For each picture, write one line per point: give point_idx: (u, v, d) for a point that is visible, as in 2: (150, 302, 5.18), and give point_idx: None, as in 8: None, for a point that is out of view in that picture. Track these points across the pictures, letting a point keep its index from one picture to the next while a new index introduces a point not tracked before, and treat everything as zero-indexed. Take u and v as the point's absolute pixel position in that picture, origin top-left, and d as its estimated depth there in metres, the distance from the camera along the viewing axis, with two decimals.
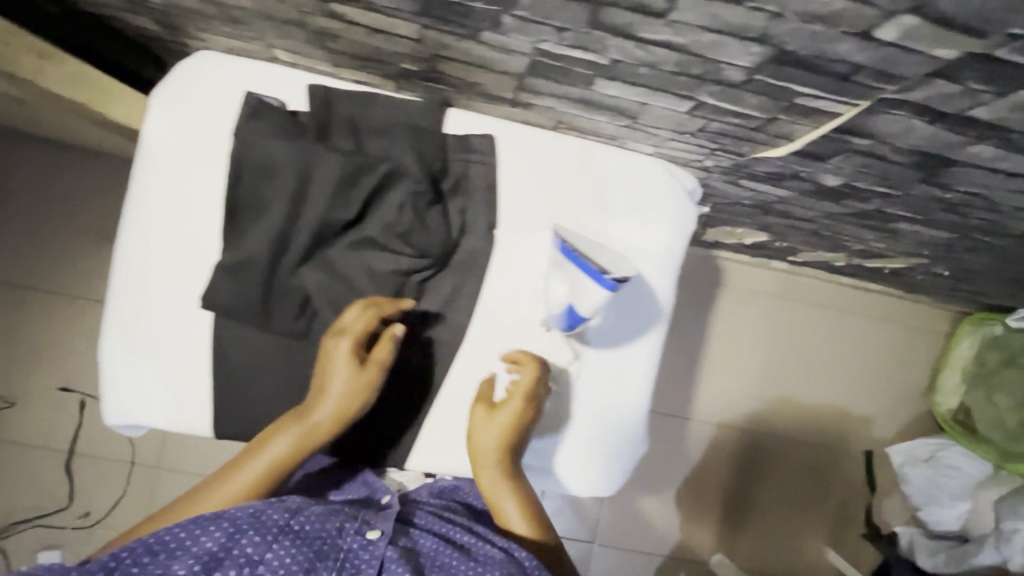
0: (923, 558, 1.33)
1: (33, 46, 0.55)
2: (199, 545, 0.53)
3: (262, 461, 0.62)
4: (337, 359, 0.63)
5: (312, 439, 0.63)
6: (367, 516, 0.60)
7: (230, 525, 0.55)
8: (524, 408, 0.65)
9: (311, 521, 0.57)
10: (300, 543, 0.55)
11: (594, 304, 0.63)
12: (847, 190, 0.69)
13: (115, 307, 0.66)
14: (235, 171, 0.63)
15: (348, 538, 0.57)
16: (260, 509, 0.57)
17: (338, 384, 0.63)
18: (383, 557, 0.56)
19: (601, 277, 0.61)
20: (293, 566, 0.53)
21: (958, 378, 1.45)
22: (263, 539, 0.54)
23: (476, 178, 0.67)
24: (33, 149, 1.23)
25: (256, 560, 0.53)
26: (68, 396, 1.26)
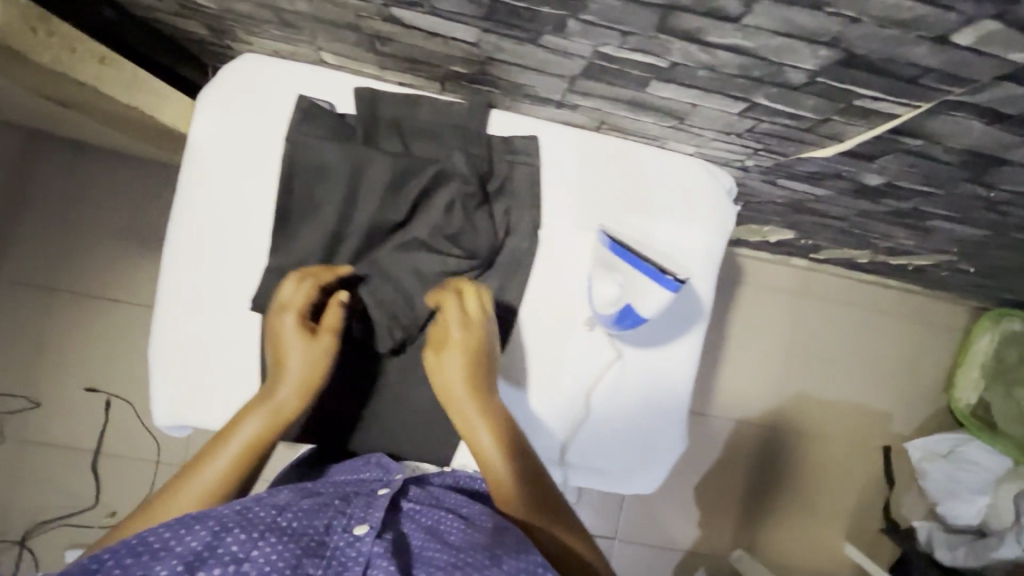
0: (943, 552, 1.35)
1: (97, 52, 0.55)
2: (182, 545, 0.43)
3: (233, 445, 0.56)
4: (291, 326, 0.61)
5: (282, 414, 0.59)
6: (357, 509, 0.51)
7: (215, 523, 0.45)
8: (473, 348, 0.62)
9: (298, 516, 0.48)
10: (287, 538, 0.45)
11: (651, 304, 0.65)
12: (888, 188, 0.69)
13: (162, 309, 0.66)
14: (287, 174, 0.64)
15: (336, 536, 0.47)
16: (246, 508, 0.48)
17: (298, 353, 0.61)
18: (372, 555, 0.45)
19: (664, 277, 0.64)
20: (281, 563, 0.43)
21: (977, 374, 1.45)
22: (249, 536, 0.44)
23: (520, 179, 0.68)
24: (57, 150, 1.23)
25: (242, 558, 0.42)
26: (93, 396, 1.26)
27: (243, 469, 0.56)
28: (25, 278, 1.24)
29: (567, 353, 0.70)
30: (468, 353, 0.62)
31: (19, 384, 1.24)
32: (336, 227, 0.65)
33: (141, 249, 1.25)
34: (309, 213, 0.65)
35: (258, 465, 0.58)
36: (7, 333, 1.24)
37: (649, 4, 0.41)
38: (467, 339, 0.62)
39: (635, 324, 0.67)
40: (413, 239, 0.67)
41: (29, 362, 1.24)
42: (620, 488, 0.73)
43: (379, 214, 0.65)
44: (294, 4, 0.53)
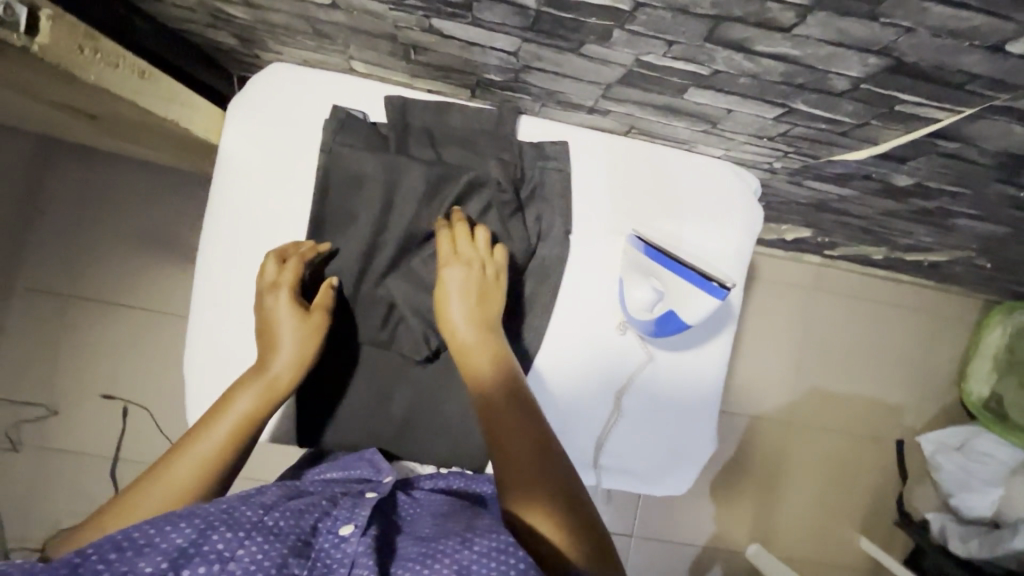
0: (957, 543, 1.35)
1: (137, 67, 0.55)
2: (167, 541, 0.41)
3: (227, 420, 0.57)
4: (282, 299, 0.62)
5: (275, 388, 0.60)
6: (343, 509, 0.49)
7: (202, 520, 0.42)
8: (472, 296, 0.63)
9: (285, 515, 0.45)
10: (275, 537, 0.43)
11: (696, 311, 0.66)
12: (916, 189, 0.70)
13: (197, 319, 0.67)
14: (322, 185, 0.65)
15: (322, 537, 0.45)
16: (232, 505, 0.45)
17: (289, 328, 0.62)
18: (357, 554, 0.43)
19: (714, 286, 0.64)
20: (266, 563, 0.41)
21: (990, 367, 1.46)
22: (236, 533, 0.42)
23: (551, 185, 0.68)
24: (71, 157, 1.23)
25: (228, 557, 0.40)
26: (111, 403, 1.26)
27: (237, 443, 0.57)
28: (41, 285, 1.23)
29: (600, 357, 0.70)
30: (466, 299, 0.63)
31: (37, 392, 1.24)
32: (370, 235, 0.66)
33: (157, 256, 1.25)
34: (345, 223, 0.66)
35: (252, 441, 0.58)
36: (24, 341, 1.23)
37: (699, 14, 0.41)
38: (466, 286, 0.63)
39: (676, 331, 0.67)
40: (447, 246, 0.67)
41: (47, 370, 1.24)
42: (653, 489, 0.73)
43: (413, 222, 0.66)
44: (332, 16, 0.53)
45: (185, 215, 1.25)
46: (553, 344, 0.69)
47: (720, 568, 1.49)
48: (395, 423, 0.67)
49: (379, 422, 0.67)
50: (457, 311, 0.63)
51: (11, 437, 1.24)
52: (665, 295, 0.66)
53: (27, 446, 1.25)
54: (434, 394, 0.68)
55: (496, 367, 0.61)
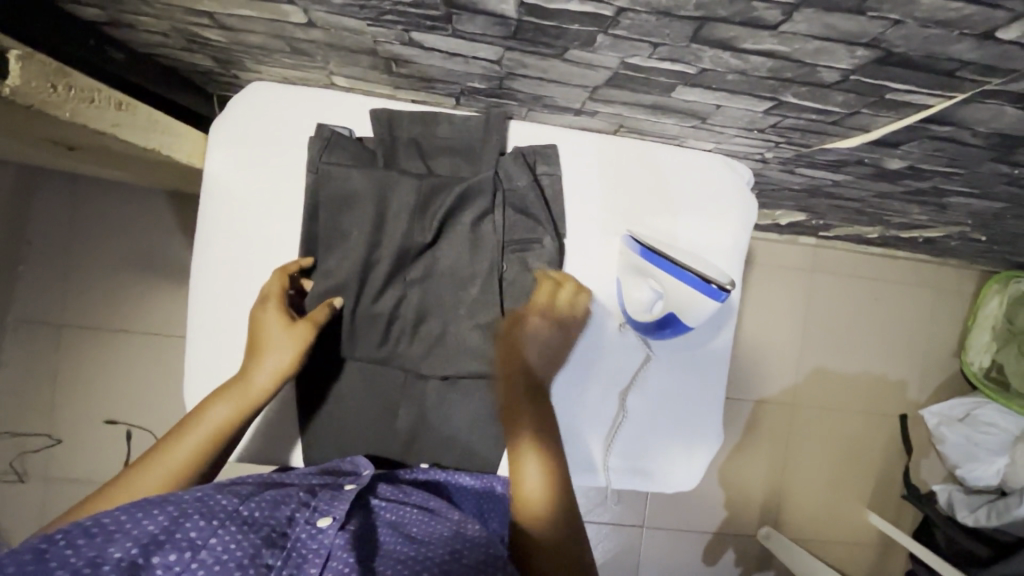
0: (964, 512, 1.37)
1: (114, 98, 0.54)
2: (140, 528, 0.45)
3: (204, 426, 0.58)
4: (273, 311, 0.62)
5: (253, 402, 0.60)
6: (321, 501, 0.54)
7: (176, 509, 0.48)
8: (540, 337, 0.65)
9: (261, 507, 0.51)
10: (248, 528, 0.48)
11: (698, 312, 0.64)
12: (909, 171, 0.69)
13: (193, 346, 0.66)
14: (311, 206, 0.64)
15: (299, 527, 0.50)
16: (207, 495, 0.50)
17: (277, 340, 0.61)
18: (332, 547, 0.49)
19: (716, 290, 0.62)
20: (237, 553, 0.45)
21: (988, 336, 1.47)
22: (208, 523, 0.47)
23: (544, 190, 0.67)
24: (54, 183, 1.21)
25: (200, 545, 0.45)
26: (114, 428, 1.26)
27: (207, 455, 0.57)
28: (34, 315, 1.22)
29: (600, 360, 0.70)
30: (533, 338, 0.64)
31: (40, 422, 1.24)
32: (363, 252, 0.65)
33: (150, 279, 1.24)
34: (336, 241, 0.65)
35: (225, 452, 0.59)
36: (20, 372, 1.22)
37: (683, 16, 0.40)
38: (540, 333, 0.65)
39: (676, 330, 0.67)
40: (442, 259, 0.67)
41: (47, 398, 1.23)
42: (662, 487, 0.73)
43: (405, 237, 0.65)
44: (309, 34, 0.52)
45: (175, 236, 1.23)
46: None
47: (734, 552, 1.50)
48: (401, 439, 0.68)
49: (383, 438, 0.67)
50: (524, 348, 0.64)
51: (17, 468, 1.23)
52: (664, 295, 0.65)
53: (33, 476, 1.24)
54: (437, 408, 0.68)
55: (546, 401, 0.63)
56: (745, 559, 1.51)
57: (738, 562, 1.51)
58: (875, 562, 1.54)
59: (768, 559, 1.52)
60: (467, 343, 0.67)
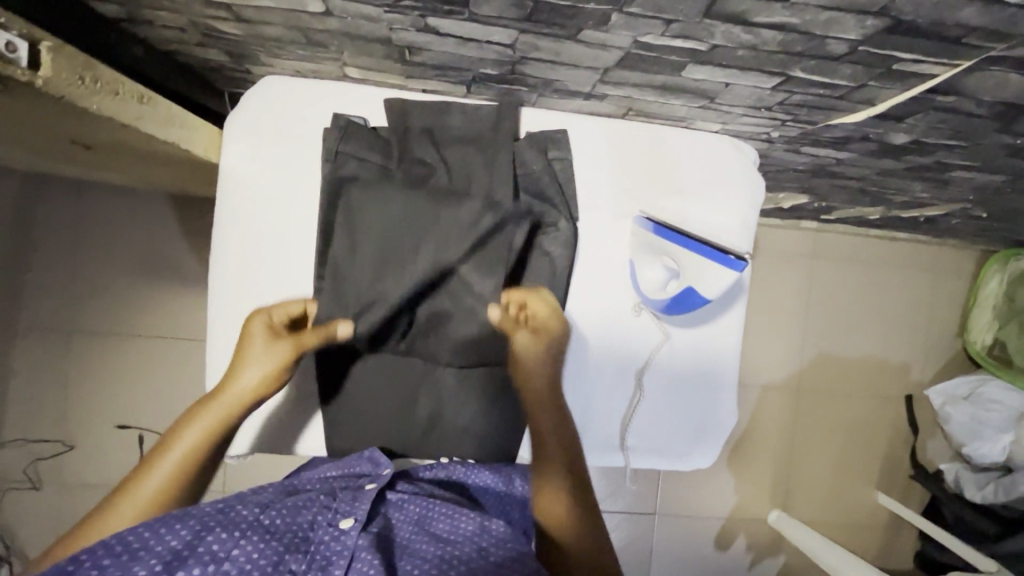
0: (972, 491, 1.39)
1: (136, 91, 0.55)
2: (163, 544, 0.47)
3: (176, 453, 0.59)
4: (260, 324, 0.63)
5: (229, 413, 0.61)
6: (343, 502, 0.56)
7: (197, 522, 0.49)
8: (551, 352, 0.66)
9: (281, 514, 0.52)
10: (270, 537, 0.50)
11: (719, 285, 0.65)
12: (913, 145, 0.70)
13: (214, 337, 0.67)
14: (328, 194, 0.65)
15: (321, 530, 0.52)
16: (228, 507, 0.52)
17: (255, 356, 0.62)
18: (356, 548, 0.50)
19: (733, 260, 0.63)
20: (259, 562, 0.48)
21: (989, 316, 1.49)
22: (230, 535, 0.49)
23: (556, 175, 0.68)
24: (59, 190, 1.21)
25: (223, 557, 0.47)
26: (126, 432, 1.26)
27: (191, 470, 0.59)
28: (42, 323, 1.22)
29: (616, 340, 0.71)
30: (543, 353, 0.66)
31: (51, 428, 1.24)
32: None
33: (158, 283, 1.24)
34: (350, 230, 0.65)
35: (209, 464, 0.61)
36: (31, 379, 1.23)
37: None
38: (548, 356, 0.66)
39: (694, 305, 0.68)
40: (459, 249, 0.64)
41: (58, 405, 1.24)
42: (681, 465, 0.74)
43: None
44: (325, 23, 0.53)
45: (182, 239, 1.24)
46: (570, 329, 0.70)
47: (745, 538, 1.51)
48: (423, 425, 0.68)
49: (404, 424, 0.68)
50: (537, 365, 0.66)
51: (30, 475, 1.24)
52: (678, 273, 0.67)
53: (46, 482, 1.24)
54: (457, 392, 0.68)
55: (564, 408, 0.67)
56: (757, 543, 1.52)
57: (750, 547, 1.52)
58: (885, 543, 1.55)
59: (779, 543, 1.53)
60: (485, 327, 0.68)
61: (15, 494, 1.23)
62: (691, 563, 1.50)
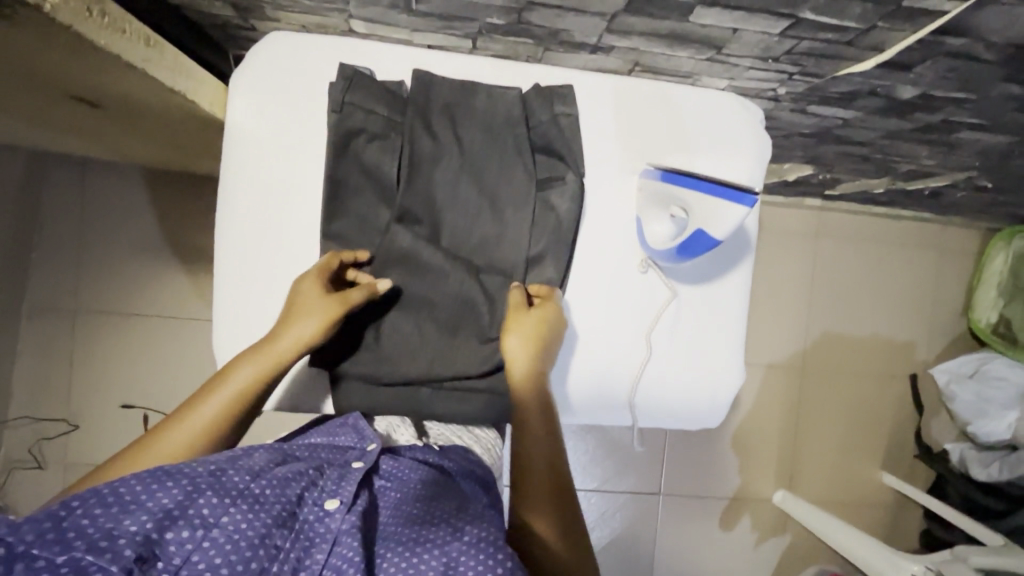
0: (978, 469, 1.39)
1: (143, 34, 0.55)
2: (154, 501, 0.45)
3: (225, 392, 0.59)
4: (316, 277, 0.62)
5: (266, 362, 0.60)
6: (329, 481, 0.54)
7: (189, 483, 0.47)
8: (542, 365, 0.65)
9: (271, 485, 0.51)
10: (259, 508, 0.48)
11: (728, 224, 0.61)
12: (921, 101, 0.70)
13: (221, 289, 0.66)
14: (335, 143, 0.64)
15: (307, 508, 0.51)
16: (221, 469, 0.50)
17: (306, 306, 0.61)
18: (338, 532, 0.49)
19: (746, 195, 0.59)
20: (248, 533, 0.46)
21: (995, 293, 1.48)
22: (221, 501, 0.47)
23: (561, 129, 0.68)
24: (64, 168, 1.22)
25: (212, 523, 0.45)
26: (131, 412, 1.26)
27: (230, 415, 0.58)
28: (49, 302, 1.23)
29: (624, 297, 0.71)
30: (533, 365, 0.64)
31: (57, 408, 1.24)
32: (387, 193, 0.66)
33: (163, 261, 1.24)
34: (356, 182, 0.65)
35: (252, 410, 0.61)
36: (36, 359, 1.23)
37: None
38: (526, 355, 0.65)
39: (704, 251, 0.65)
40: None
41: (64, 384, 1.24)
42: (687, 424, 0.74)
43: (428, 177, 0.66)
44: None
45: (187, 216, 1.24)
46: (577, 283, 0.70)
47: (751, 517, 1.51)
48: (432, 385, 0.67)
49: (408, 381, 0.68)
50: (525, 379, 0.64)
51: (35, 455, 1.24)
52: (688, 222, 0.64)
53: (52, 461, 1.24)
54: (465, 346, 0.67)
55: (556, 426, 0.64)
56: (762, 524, 1.51)
57: (756, 527, 1.51)
58: (891, 522, 1.54)
59: (785, 524, 1.52)
60: (493, 281, 0.68)
61: (21, 472, 1.23)
62: (696, 544, 1.49)
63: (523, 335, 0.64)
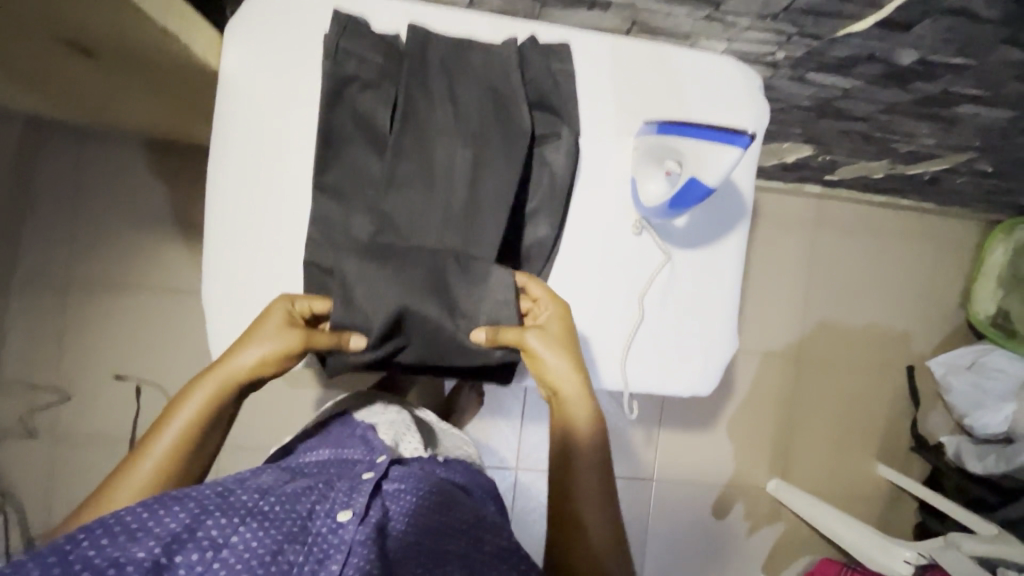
0: (973, 462, 1.37)
1: None
2: (162, 526, 0.50)
3: (174, 429, 0.59)
4: (275, 315, 0.61)
5: (220, 389, 0.60)
6: (340, 492, 0.59)
7: (196, 506, 0.53)
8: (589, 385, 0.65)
9: (280, 502, 0.56)
10: (268, 526, 0.53)
11: (721, 171, 0.58)
12: (921, 67, 0.70)
13: (212, 240, 0.66)
14: (329, 91, 0.64)
15: (319, 521, 0.55)
16: (227, 491, 0.56)
17: (257, 342, 0.60)
18: (353, 541, 0.54)
19: (737, 136, 0.56)
20: (259, 550, 0.51)
21: (994, 285, 1.48)
22: (229, 521, 0.52)
23: (558, 85, 0.68)
24: (57, 133, 1.20)
25: (221, 544, 0.51)
26: (123, 383, 1.24)
27: (182, 452, 0.59)
28: (41, 270, 1.20)
29: (617, 259, 0.70)
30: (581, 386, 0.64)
31: (48, 377, 1.21)
32: (379, 146, 0.66)
33: (160, 231, 1.23)
34: (349, 134, 0.65)
35: (203, 446, 0.61)
36: (25, 326, 1.20)
37: None
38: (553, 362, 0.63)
39: (699, 202, 0.62)
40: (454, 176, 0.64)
41: (56, 354, 1.21)
42: (679, 391, 0.73)
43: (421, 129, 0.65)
44: None
45: (182, 187, 1.23)
46: (571, 244, 0.70)
47: (743, 505, 1.49)
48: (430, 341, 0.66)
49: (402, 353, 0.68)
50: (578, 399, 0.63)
51: (25, 424, 1.21)
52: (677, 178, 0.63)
53: (39, 433, 1.22)
54: None
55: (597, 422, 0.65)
56: (755, 512, 1.50)
57: (749, 516, 1.50)
58: (887, 515, 1.52)
59: (779, 513, 1.50)
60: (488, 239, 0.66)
61: (12, 443, 1.20)
62: (690, 530, 1.47)
63: (563, 354, 0.63)
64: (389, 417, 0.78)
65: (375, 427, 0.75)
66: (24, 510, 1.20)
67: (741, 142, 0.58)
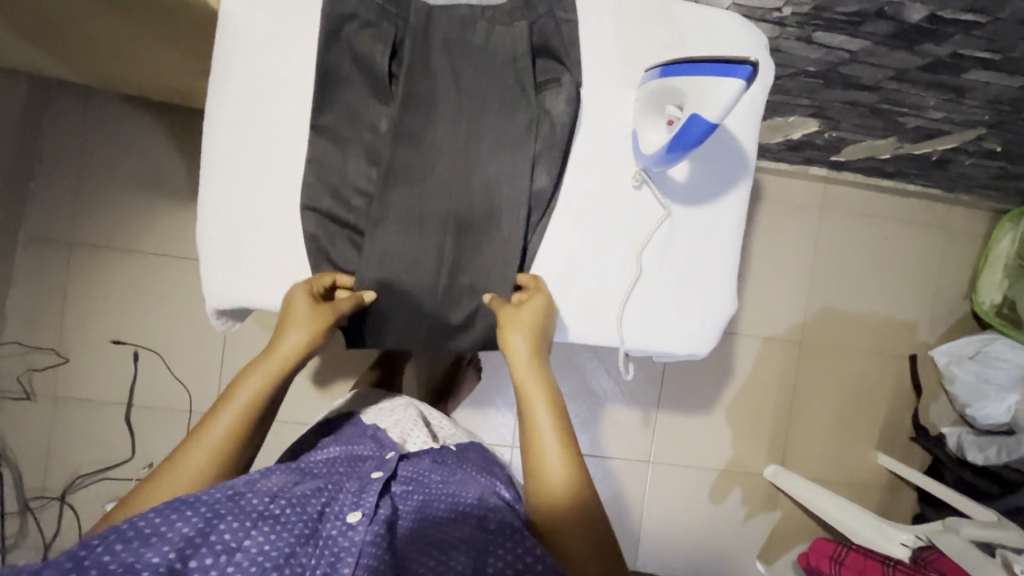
0: (974, 453, 1.37)
1: None
2: (175, 531, 0.49)
3: (234, 405, 0.60)
4: (302, 292, 0.63)
5: (277, 374, 0.63)
6: (350, 493, 0.58)
7: (207, 510, 0.51)
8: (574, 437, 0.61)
9: (291, 504, 0.55)
10: (280, 528, 0.52)
11: (722, 105, 0.57)
12: (930, 26, 0.72)
13: (209, 182, 0.65)
14: (330, 32, 0.64)
15: (330, 523, 0.54)
16: (239, 493, 0.54)
17: (298, 318, 0.63)
18: (362, 545, 0.52)
19: (737, 66, 0.55)
20: (272, 552, 0.50)
21: (1000, 275, 1.45)
22: (241, 524, 0.51)
23: (562, 34, 0.67)
24: (62, 93, 1.19)
25: (234, 548, 0.49)
26: (120, 348, 1.22)
27: (245, 427, 0.60)
28: (42, 229, 1.20)
29: (616, 212, 0.69)
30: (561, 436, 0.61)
31: (47, 338, 1.20)
32: (379, 91, 0.66)
33: (158, 195, 1.22)
34: (350, 79, 0.65)
35: (263, 420, 0.62)
36: (27, 287, 1.19)
37: None
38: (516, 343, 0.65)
39: (697, 145, 0.61)
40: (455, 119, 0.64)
41: (55, 316, 1.20)
42: (676, 349, 0.72)
43: (421, 74, 0.65)
44: None
45: (181, 150, 1.22)
46: (571, 194, 0.69)
47: (739, 491, 1.47)
48: (430, 288, 0.66)
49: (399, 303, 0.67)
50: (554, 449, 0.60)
51: (24, 385, 1.19)
52: (676, 122, 0.62)
53: (35, 396, 1.20)
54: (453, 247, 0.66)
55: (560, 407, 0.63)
56: (751, 499, 1.47)
57: (745, 503, 1.47)
58: (886, 505, 1.51)
59: (775, 499, 1.48)
60: (488, 183, 0.66)
61: (8, 405, 1.19)
62: (684, 515, 1.45)
63: (529, 348, 0.64)
64: (397, 417, 0.74)
65: (384, 423, 0.73)
66: (19, 472, 1.19)
67: (744, 75, 0.56)
